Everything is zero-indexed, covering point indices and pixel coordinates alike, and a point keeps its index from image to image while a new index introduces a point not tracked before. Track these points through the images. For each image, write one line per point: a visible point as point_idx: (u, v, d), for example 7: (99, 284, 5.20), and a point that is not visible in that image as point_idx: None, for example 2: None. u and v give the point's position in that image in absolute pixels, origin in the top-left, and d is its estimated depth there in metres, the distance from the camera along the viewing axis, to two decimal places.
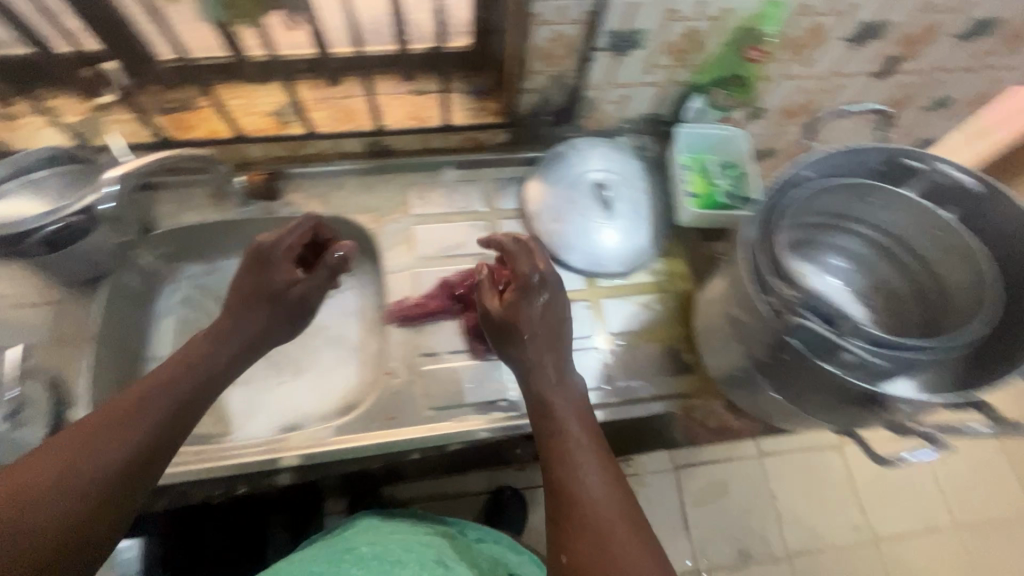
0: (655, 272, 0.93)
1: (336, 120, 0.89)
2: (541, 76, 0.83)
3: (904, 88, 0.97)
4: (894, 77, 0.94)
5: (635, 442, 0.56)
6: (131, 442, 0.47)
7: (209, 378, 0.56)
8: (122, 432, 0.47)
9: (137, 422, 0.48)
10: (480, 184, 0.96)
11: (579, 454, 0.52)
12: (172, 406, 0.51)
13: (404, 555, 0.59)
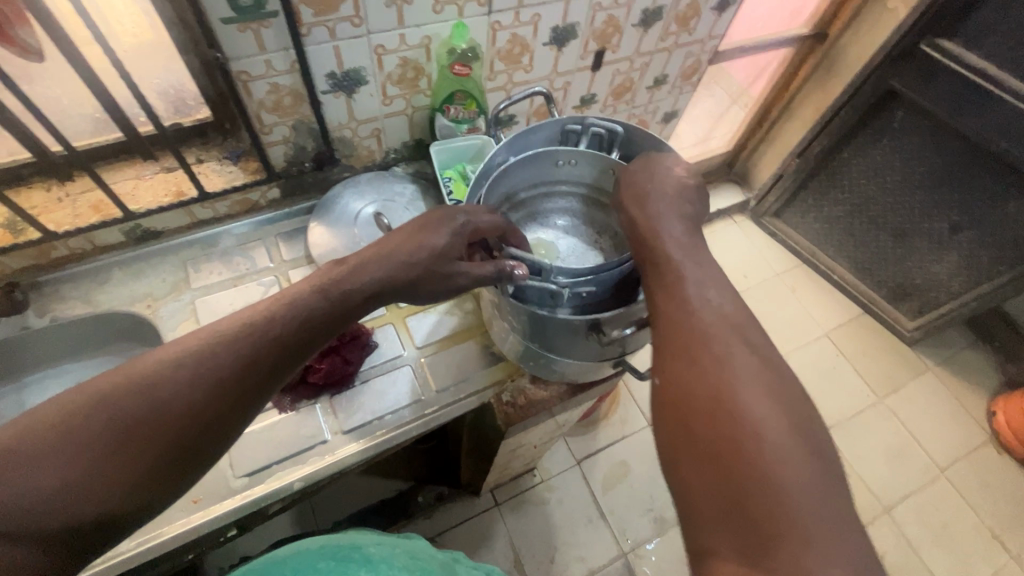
0: None
1: (78, 215, 0.84)
2: (282, 126, 0.87)
3: (616, 70, 1.13)
4: (601, 66, 1.10)
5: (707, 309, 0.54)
6: (116, 444, 0.46)
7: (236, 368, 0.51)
8: (118, 429, 0.46)
9: (124, 417, 0.46)
10: (262, 244, 0.96)
11: (714, 347, 0.50)
12: (181, 400, 0.49)
13: (405, 561, 0.71)
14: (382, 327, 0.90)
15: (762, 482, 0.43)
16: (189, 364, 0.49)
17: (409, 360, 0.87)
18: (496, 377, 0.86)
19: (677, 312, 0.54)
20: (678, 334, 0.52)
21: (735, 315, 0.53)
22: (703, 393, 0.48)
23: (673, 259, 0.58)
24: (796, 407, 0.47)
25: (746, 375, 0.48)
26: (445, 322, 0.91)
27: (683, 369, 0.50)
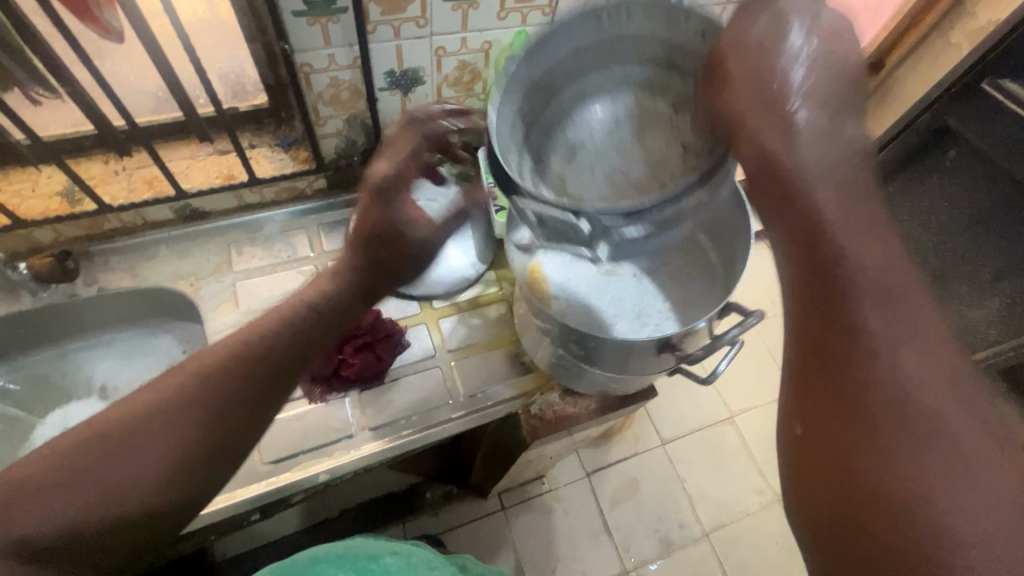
0: (490, 284, 0.96)
1: (133, 190, 0.86)
2: (336, 119, 0.87)
3: None
4: None
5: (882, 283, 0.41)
6: (144, 458, 0.47)
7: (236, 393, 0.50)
8: (145, 445, 0.47)
9: (149, 434, 0.48)
10: (303, 233, 0.96)
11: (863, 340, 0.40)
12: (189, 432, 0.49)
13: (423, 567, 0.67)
14: (415, 327, 0.90)
15: (919, 536, 0.36)
16: (205, 379, 0.50)
17: (439, 362, 0.87)
18: (524, 389, 0.86)
19: (840, 313, 0.41)
20: (833, 349, 0.41)
21: (914, 319, 0.41)
22: (862, 430, 0.39)
23: (835, 232, 0.42)
24: (997, 445, 0.38)
25: (918, 380, 0.39)
26: (478, 328, 0.91)
27: (843, 395, 0.40)
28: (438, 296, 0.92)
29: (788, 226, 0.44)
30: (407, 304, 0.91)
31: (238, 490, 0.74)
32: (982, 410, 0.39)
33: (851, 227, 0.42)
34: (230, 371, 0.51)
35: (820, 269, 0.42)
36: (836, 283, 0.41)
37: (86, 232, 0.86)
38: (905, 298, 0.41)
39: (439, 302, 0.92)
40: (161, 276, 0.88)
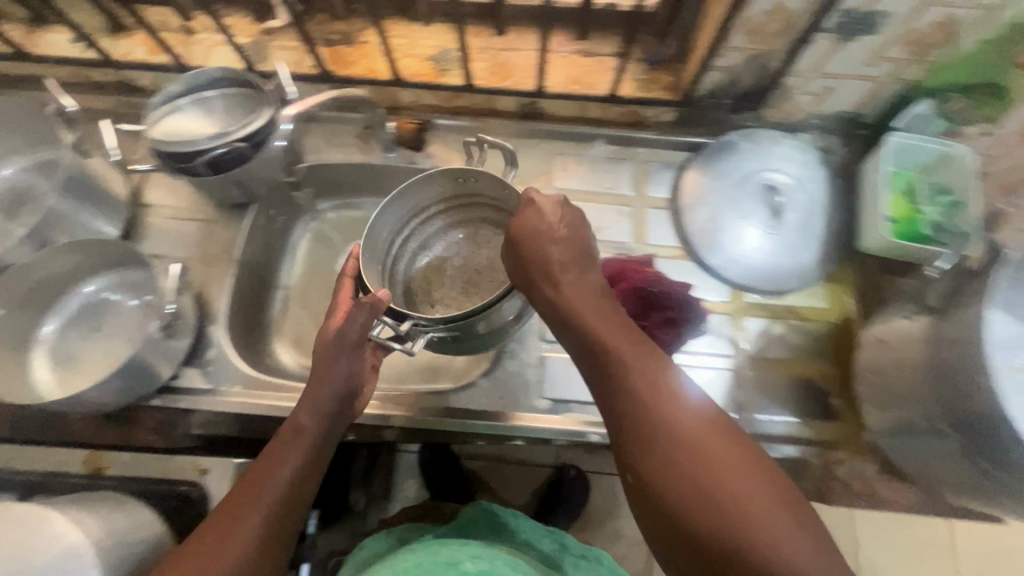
0: (818, 296, 0.80)
1: (494, 74, 0.83)
2: (737, 55, 0.71)
3: None
4: None
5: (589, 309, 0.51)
6: (259, 517, 0.50)
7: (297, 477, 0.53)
8: (237, 543, 0.49)
9: (243, 530, 0.49)
10: (629, 165, 0.87)
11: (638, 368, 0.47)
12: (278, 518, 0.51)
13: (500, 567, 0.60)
14: (721, 315, 0.79)
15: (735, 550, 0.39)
16: (268, 476, 0.52)
17: (735, 365, 0.77)
18: (822, 436, 0.74)
19: (636, 410, 0.46)
20: (622, 420, 0.46)
21: (631, 389, 0.46)
22: (695, 484, 0.41)
23: (602, 335, 0.49)
24: (788, 503, 0.41)
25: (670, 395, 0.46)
26: (785, 342, 0.79)
27: (661, 462, 0.43)
28: (756, 290, 0.80)
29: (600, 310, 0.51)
30: (711, 288, 0.81)
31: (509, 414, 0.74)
32: (770, 468, 0.43)
33: (599, 339, 0.49)
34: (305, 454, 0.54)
35: (603, 376, 0.48)
36: (612, 384, 0.48)
37: (438, 104, 0.86)
38: (650, 384, 0.46)
39: (753, 297, 0.80)
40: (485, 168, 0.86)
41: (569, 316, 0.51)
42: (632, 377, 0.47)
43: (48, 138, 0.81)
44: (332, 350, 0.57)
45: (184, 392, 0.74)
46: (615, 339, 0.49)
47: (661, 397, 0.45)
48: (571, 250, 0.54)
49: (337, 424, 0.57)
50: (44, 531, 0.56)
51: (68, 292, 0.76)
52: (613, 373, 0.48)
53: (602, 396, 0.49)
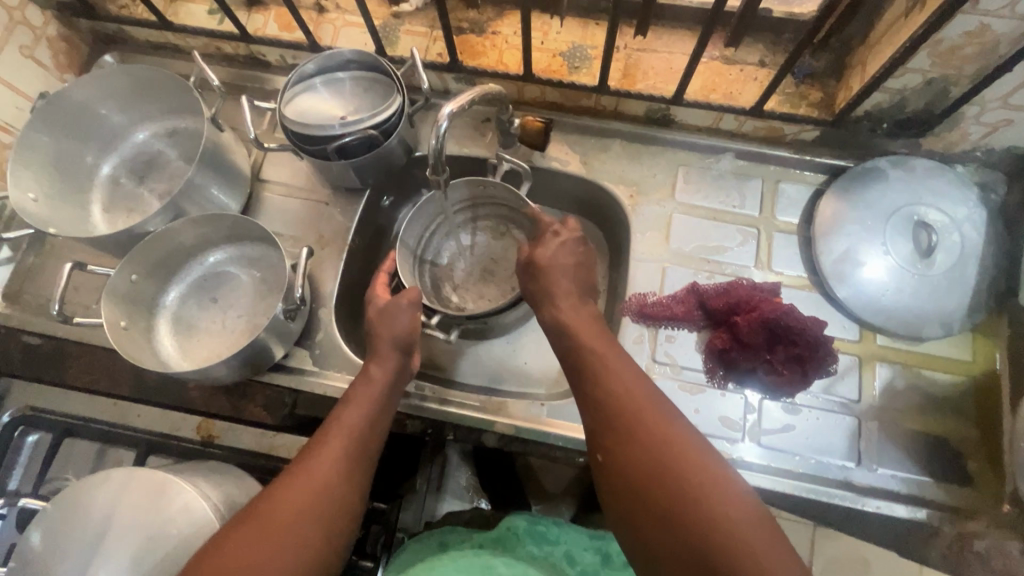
0: (958, 346, 0.74)
1: (628, 76, 0.79)
2: (915, 77, 0.65)
3: None
4: None
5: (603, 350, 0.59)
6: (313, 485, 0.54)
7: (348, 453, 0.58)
8: (308, 506, 0.53)
9: (310, 495, 0.54)
10: (758, 183, 0.81)
11: (645, 402, 0.54)
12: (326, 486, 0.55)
13: None
14: (848, 355, 0.74)
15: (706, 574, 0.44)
16: (329, 449, 0.57)
17: (859, 410, 0.72)
18: (954, 501, 0.68)
19: (605, 408, 0.55)
20: (602, 420, 0.54)
21: (618, 396, 0.55)
22: (670, 480, 0.48)
23: (597, 362, 0.58)
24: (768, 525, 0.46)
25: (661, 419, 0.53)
26: (920, 394, 0.73)
27: (643, 459, 0.50)
28: (890, 334, 0.74)
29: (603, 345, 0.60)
30: (843, 325, 0.75)
31: None
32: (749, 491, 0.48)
33: (588, 360, 0.59)
34: (361, 432, 0.60)
35: (585, 386, 0.57)
36: (591, 388, 0.57)
37: (564, 102, 0.83)
38: (630, 393, 0.55)
39: (885, 340, 0.75)
40: (605, 173, 0.83)
41: (570, 340, 0.62)
42: (624, 392, 0.55)
43: (180, 108, 0.83)
44: (381, 340, 0.66)
45: (294, 372, 0.74)
46: (608, 358, 0.58)
47: (633, 402, 0.54)
48: (576, 286, 0.67)
49: (385, 412, 0.64)
50: (179, 501, 0.56)
51: (192, 262, 0.78)
52: (595, 381, 0.57)
53: (580, 397, 0.58)
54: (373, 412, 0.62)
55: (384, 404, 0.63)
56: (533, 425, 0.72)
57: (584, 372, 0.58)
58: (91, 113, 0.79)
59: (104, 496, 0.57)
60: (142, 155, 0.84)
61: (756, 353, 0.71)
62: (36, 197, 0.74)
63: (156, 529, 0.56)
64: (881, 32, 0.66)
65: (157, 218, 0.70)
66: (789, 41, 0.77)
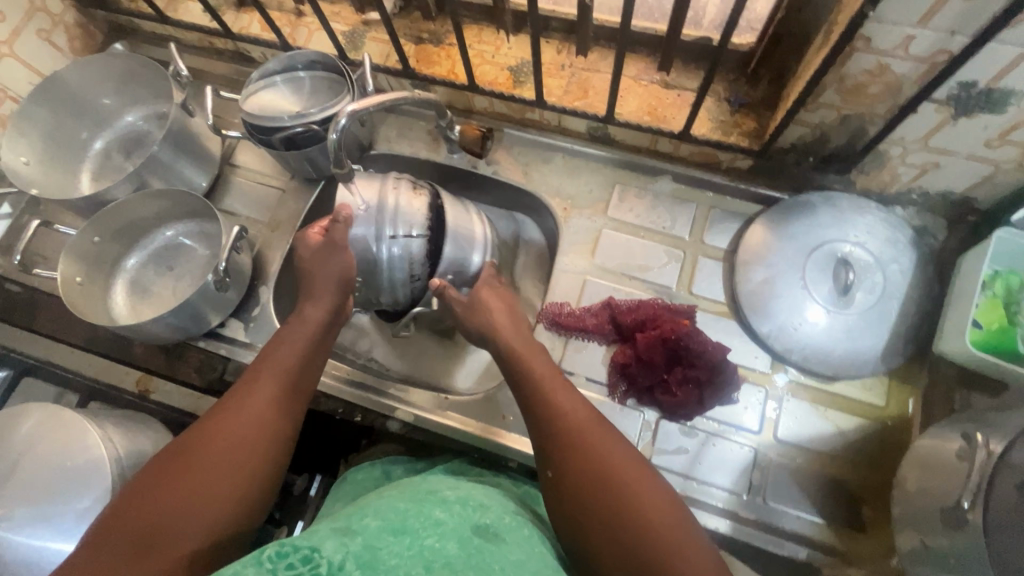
0: (873, 389, 0.72)
1: (569, 93, 0.82)
2: (829, 112, 0.65)
3: None
4: None
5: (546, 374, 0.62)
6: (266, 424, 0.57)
7: (293, 394, 0.61)
8: (233, 441, 0.54)
9: (240, 429, 0.55)
10: (691, 207, 0.82)
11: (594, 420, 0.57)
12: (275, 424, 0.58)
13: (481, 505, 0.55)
14: (755, 386, 0.73)
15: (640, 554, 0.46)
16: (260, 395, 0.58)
17: (759, 443, 0.71)
18: (843, 546, 0.67)
19: (559, 429, 0.56)
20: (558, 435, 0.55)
21: (572, 417, 0.56)
22: (620, 484, 0.50)
23: (548, 388, 0.60)
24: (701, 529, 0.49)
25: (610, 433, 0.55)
26: (824, 433, 0.71)
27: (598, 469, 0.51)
28: (801, 370, 0.73)
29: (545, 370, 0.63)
30: (753, 355, 0.75)
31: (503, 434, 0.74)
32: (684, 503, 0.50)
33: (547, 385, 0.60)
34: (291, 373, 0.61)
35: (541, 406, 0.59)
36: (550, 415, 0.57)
37: (510, 113, 0.87)
38: (582, 415, 0.57)
39: (797, 374, 0.74)
40: (543, 184, 0.86)
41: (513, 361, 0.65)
42: (572, 415, 0.57)
43: (166, 94, 0.91)
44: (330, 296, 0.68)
45: (226, 341, 0.81)
46: (554, 388, 0.60)
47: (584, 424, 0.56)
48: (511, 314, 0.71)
49: (313, 359, 0.65)
50: (83, 441, 0.64)
51: (153, 233, 0.86)
52: (552, 407, 0.58)
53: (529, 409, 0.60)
54: (311, 348, 0.65)
55: (315, 353, 0.65)
56: (431, 414, 0.76)
57: (539, 393, 0.60)
58: (88, 93, 0.89)
59: (19, 432, 0.64)
60: (131, 134, 0.93)
61: (653, 371, 0.71)
62: (27, 161, 0.85)
63: (57, 463, 0.62)
64: (803, 65, 0.67)
65: (121, 187, 0.78)
66: (728, 70, 0.78)
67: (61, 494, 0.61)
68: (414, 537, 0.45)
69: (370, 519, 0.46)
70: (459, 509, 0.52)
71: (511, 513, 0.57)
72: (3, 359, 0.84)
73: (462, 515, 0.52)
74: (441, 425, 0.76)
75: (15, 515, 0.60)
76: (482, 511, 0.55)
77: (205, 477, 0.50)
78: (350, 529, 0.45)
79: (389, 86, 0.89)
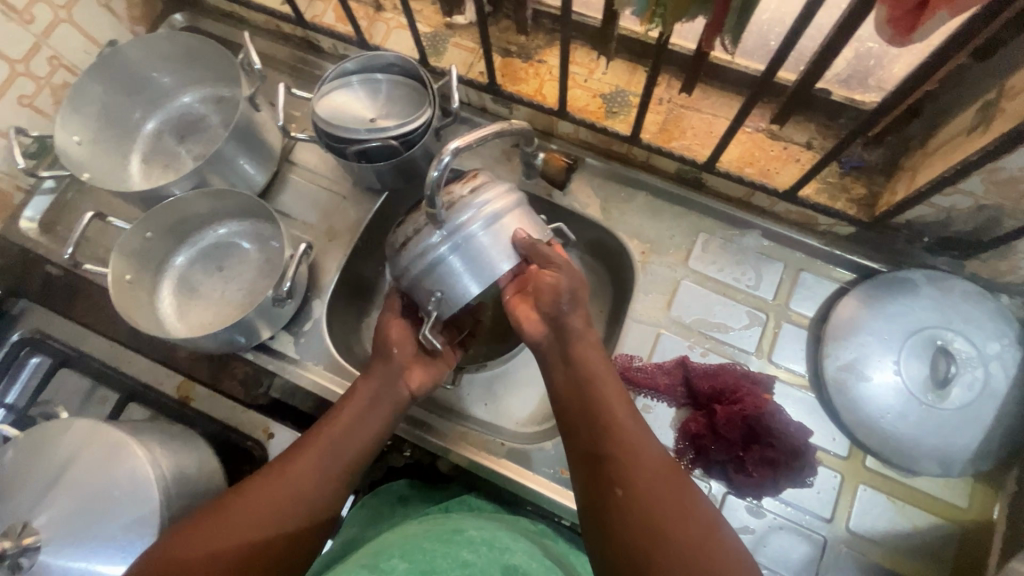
0: (955, 490, 0.68)
1: (665, 131, 0.76)
2: (964, 200, 0.60)
3: None
4: None
5: (625, 414, 0.57)
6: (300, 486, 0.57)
7: (336, 458, 0.60)
8: (268, 503, 0.55)
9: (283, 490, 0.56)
10: (779, 267, 0.77)
11: (668, 482, 0.52)
12: (308, 486, 0.58)
13: (512, 543, 0.53)
14: (830, 471, 0.70)
15: None
16: (309, 456, 0.60)
17: (829, 532, 0.68)
18: None
19: (614, 462, 0.53)
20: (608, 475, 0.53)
21: (624, 443, 0.54)
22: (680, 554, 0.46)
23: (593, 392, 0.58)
24: None
25: (676, 495, 0.50)
26: (899, 530, 0.68)
27: (636, 519, 0.49)
28: (882, 459, 0.69)
29: (625, 411, 0.57)
30: (831, 437, 0.71)
31: (555, 487, 0.70)
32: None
33: (593, 390, 0.58)
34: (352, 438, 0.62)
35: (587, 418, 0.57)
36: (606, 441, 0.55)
37: (597, 141, 0.81)
38: (654, 471, 0.52)
39: (875, 463, 0.70)
40: (621, 223, 0.80)
41: (596, 392, 0.58)
42: (654, 464, 0.53)
43: (228, 78, 0.85)
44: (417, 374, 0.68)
45: (275, 354, 0.77)
46: (607, 389, 0.58)
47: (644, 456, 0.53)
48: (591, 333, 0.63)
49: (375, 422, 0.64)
50: (127, 464, 0.59)
51: (205, 230, 0.82)
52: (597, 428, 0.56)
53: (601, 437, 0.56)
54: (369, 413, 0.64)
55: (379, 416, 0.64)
56: (471, 444, 0.73)
57: (603, 430, 0.56)
58: (144, 69, 0.83)
59: (60, 446, 0.60)
60: (185, 117, 0.87)
61: (733, 446, 0.68)
62: (80, 140, 0.79)
63: (101, 486, 0.58)
64: (936, 140, 0.62)
65: (181, 183, 0.73)
66: (843, 126, 0.72)
67: (104, 519, 0.57)
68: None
69: (399, 560, 0.46)
70: (486, 549, 0.50)
71: (535, 552, 0.54)
72: (40, 345, 0.80)
73: (491, 556, 0.50)
74: (480, 462, 0.72)
75: (56, 538, 0.56)
76: (511, 552, 0.52)
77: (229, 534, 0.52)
78: (380, 570, 0.44)
79: (468, 98, 0.84)
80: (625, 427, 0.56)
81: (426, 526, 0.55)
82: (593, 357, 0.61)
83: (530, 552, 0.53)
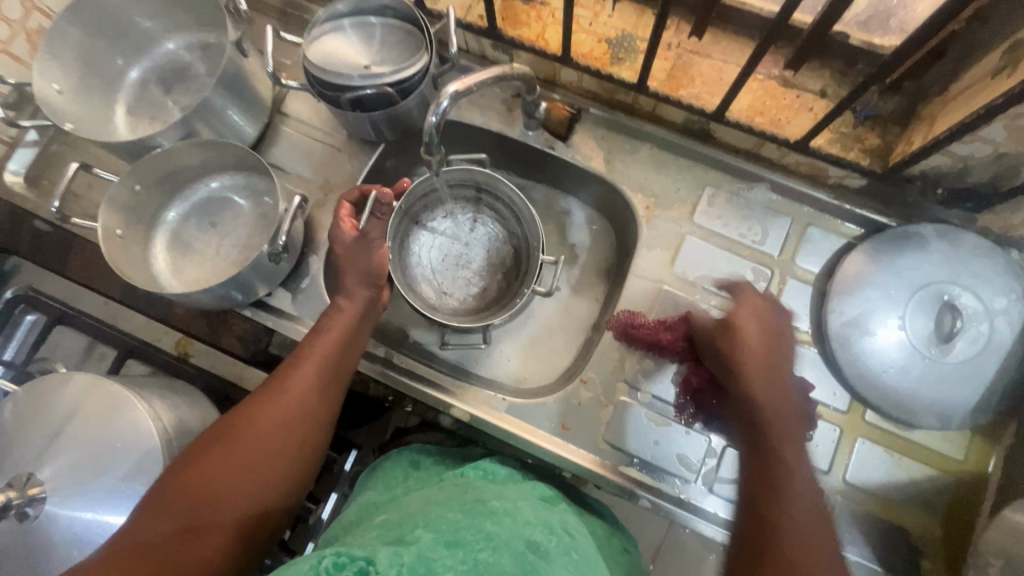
0: (953, 442, 0.69)
1: (673, 78, 0.73)
2: (983, 147, 0.58)
3: None
4: None
5: (788, 433, 0.53)
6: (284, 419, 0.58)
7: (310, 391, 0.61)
8: (261, 443, 0.56)
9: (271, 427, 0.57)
10: (786, 222, 0.75)
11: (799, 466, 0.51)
12: (293, 420, 0.59)
13: (533, 515, 0.52)
14: (830, 424, 0.70)
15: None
16: (285, 392, 0.60)
17: (825, 483, 0.69)
18: None
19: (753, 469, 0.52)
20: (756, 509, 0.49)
21: (785, 452, 0.52)
22: (764, 485, 0.50)
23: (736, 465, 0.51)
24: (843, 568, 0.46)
25: (800, 472, 0.51)
26: (894, 482, 0.69)
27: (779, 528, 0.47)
28: (881, 413, 0.69)
29: (779, 423, 0.54)
30: (832, 392, 0.71)
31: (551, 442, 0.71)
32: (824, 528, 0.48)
33: (756, 414, 0.55)
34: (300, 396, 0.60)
35: (748, 436, 0.55)
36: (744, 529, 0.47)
37: (602, 90, 0.77)
38: (785, 443, 0.53)
39: (875, 417, 0.70)
40: (625, 176, 0.77)
41: (766, 414, 0.54)
42: (797, 473, 0.51)
43: (213, 22, 0.81)
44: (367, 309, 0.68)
45: (273, 311, 0.76)
46: (756, 394, 0.55)
47: (810, 485, 0.50)
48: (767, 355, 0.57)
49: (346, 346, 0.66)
50: (128, 418, 0.58)
51: (196, 184, 0.79)
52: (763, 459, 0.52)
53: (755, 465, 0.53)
54: (333, 345, 0.64)
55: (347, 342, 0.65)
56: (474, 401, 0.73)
57: (759, 445, 0.53)
58: (125, 12, 0.78)
59: (60, 401, 0.59)
60: (169, 65, 0.83)
61: (726, 396, 0.68)
62: (59, 89, 0.75)
63: (102, 439, 0.58)
64: (958, 85, 0.59)
65: (168, 133, 0.70)
66: (860, 73, 0.69)
67: (110, 470, 0.57)
68: (469, 551, 0.43)
69: (423, 531, 0.44)
70: (510, 521, 0.49)
71: (557, 524, 0.54)
72: (32, 302, 0.78)
73: (514, 529, 0.49)
74: (482, 418, 0.72)
75: (61, 489, 0.56)
76: (532, 524, 0.51)
77: (229, 476, 0.53)
78: (404, 541, 0.43)
79: (467, 44, 0.80)
80: (797, 460, 0.51)
81: (442, 495, 0.54)
82: (749, 350, 0.57)
83: (550, 524, 0.52)
